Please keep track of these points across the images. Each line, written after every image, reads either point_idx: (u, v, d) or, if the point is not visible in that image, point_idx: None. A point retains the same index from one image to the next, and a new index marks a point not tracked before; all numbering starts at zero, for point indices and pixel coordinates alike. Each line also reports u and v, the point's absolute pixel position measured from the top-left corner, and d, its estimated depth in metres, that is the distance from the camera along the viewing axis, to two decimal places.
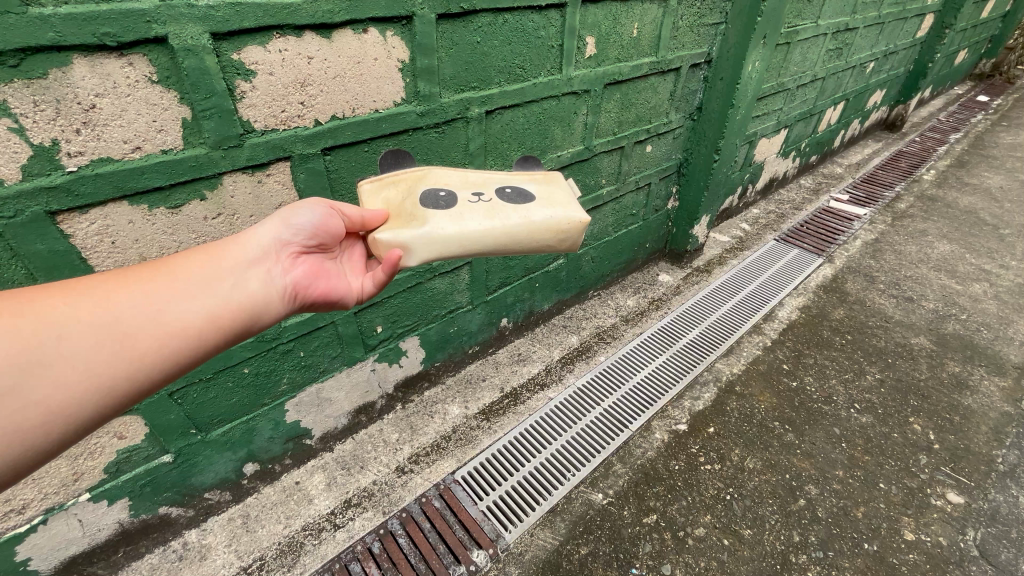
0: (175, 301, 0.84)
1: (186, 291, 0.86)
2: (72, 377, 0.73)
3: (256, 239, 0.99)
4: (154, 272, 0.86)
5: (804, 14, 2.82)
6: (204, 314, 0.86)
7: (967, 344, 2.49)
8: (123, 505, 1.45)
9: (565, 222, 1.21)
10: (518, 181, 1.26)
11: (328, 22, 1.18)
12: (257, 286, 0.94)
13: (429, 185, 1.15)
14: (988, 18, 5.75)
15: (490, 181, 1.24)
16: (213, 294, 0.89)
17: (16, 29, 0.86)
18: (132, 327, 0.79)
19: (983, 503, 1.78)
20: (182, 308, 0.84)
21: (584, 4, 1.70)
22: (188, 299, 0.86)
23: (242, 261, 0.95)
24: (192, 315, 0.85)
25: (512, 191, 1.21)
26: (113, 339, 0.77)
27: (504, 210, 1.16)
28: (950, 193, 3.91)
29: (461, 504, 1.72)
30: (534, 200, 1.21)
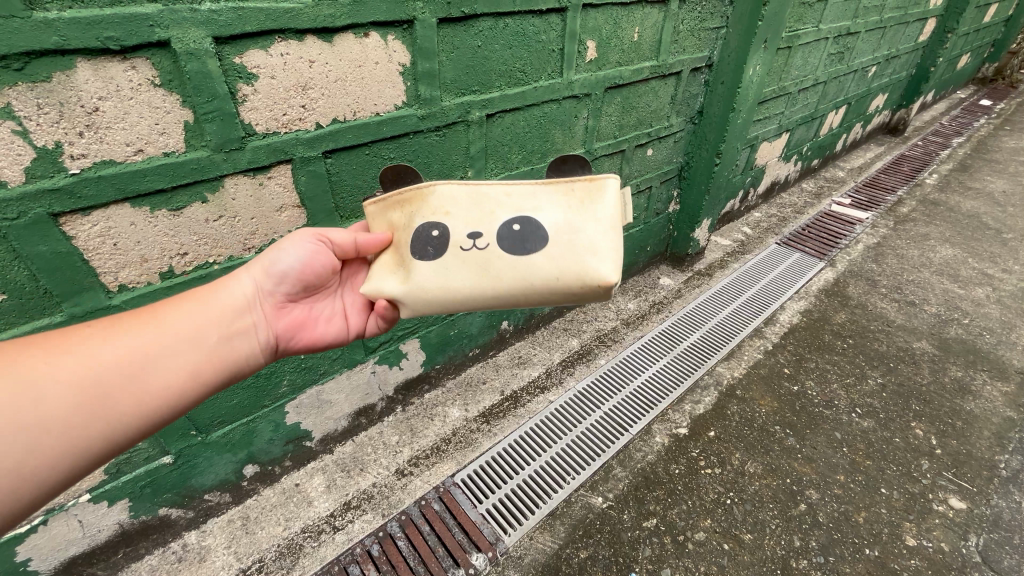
0: (159, 357, 0.90)
1: (168, 347, 0.92)
2: (51, 436, 0.77)
3: (242, 287, 1.07)
4: (139, 326, 0.92)
5: (805, 18, 2.82)
6: (184, 371, 0.93)
7: (969, 348, 2.49)
8: (123, 506, 1.45)
9: (569, 279, 1.11)
10: (535, 207, 1.12)
11: (330, 26, 1.19)
12: (240, 341, 1.03)
13: (429, 222, 1.11)
14: (989, 23, 5.75)
15: (501, 207, 1.12)
16: (195, 348, 0.95)
17: (20, 33, 0.87)
18: (110, 387, 0.84)
19: (986, 509, 1.77)
20: (164, 368, 0.90)
21: (584, 8, 1.71)
22: (171, 354, 0.92)
23: (226, 311, 1.03)
24: (174, 372, 0.91)
25: (518, 230, 1.10)
26: (93, 398, 0.82)
27: (498, 265, 1.11)
28: (953, 197, 3.90)
29: (460, 507, 1.72)
30: (541, 246, 1.11)
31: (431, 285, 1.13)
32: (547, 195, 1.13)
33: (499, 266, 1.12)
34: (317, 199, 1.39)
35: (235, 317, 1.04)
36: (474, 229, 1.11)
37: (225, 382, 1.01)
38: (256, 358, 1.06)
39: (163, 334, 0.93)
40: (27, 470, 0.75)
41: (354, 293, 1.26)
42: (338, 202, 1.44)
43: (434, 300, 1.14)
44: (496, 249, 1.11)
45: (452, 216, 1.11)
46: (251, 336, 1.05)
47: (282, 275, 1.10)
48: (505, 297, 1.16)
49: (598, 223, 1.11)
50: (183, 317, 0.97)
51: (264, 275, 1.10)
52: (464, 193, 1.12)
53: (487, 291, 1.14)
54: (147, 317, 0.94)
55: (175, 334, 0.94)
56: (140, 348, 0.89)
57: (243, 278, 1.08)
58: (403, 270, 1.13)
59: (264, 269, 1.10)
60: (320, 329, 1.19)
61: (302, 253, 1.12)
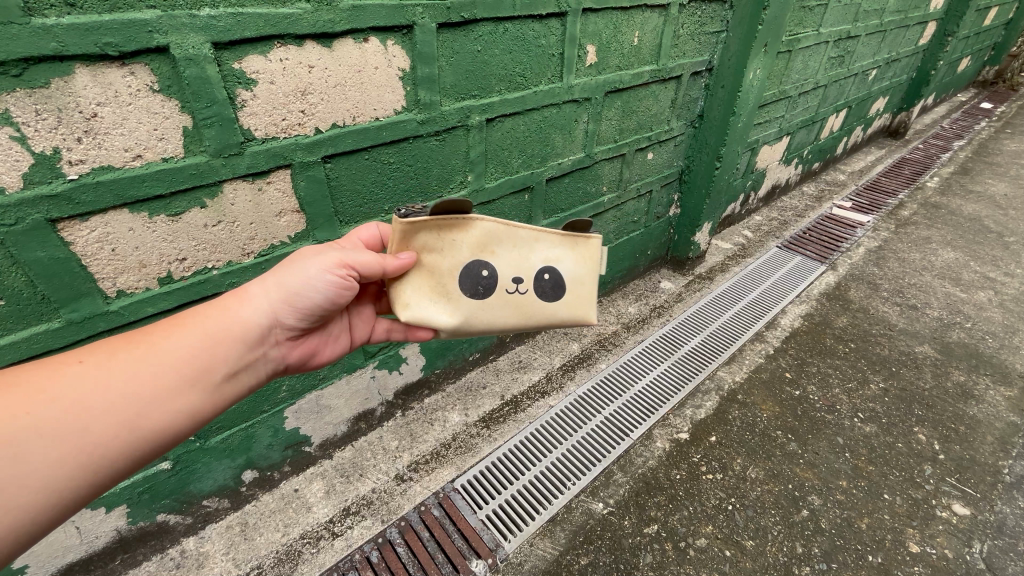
0: (158, 401, 0.88)
1: (166, 389, 0.89)
2: (42, 488, 0.76)
3: (257, 317, 1.02)
4: (143, 364, 0.89)
5: (805, 22, 2.83)
6: (186, 411, 0.92)
7: (972, 352, 2.47)
8: (121, 513, 1.45)
9: (584, 318, 1.30)
10: (564, 257, 1.22)
11: (329, 32, 1.19)
12: (245, 373, 1.02)
13: (472, 262, 1.14)
14: (989, 26, 5.76)
15: (536, 253, 1.18)
16: (197, 388, 0.93)
17: (18, 39, 0.87)
18: (108, 433, 0.83)
19: (990, 514, 1.75)
20: (161, 413, 0.88)
21: (584, 13, 1.71)
22: (169, 397, 0.89)
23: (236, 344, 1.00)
24: (175, 413, 0.90)
25: (552, 277, 1.21)
26: (89, 445, 0.81)
27: (537, 308, 1.22)
28: (954, 200, 3.89)
29: (460, 513, 1.71)
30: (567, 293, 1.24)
31: (471, 324, 1.20)
32: (574, 245, 1.22)
33: (533, 308, 1.23)
34: (317, 203, 1.38)
35: (246, 350, 1.01)
36: (517, 274, 1.18)
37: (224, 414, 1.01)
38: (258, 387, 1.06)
39: (163, 374, 0.90)
40: (19, 521, 0.75)
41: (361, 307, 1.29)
42: (337, 206, 1.43)
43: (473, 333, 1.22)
44: (534, 295, 1.21)
45: (494, 258, 1.15)
46: (256, 367, 1.04)
47: (298, 303, 1.05)
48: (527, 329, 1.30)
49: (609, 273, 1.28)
50: (190, 353, 0.94)
51: (281, 303, 1.05)
52: (503, 232, 1.14)
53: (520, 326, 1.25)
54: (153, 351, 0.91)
55: (180, 375, 0.91)
56: (141, 391, 0.87)
57: (258, 305, 1.03)
58: (444, 302, 1.16)
59: (281, 298, 1.04)
60: (328, 349, 1.21)
61: (324, 282, 1.05)
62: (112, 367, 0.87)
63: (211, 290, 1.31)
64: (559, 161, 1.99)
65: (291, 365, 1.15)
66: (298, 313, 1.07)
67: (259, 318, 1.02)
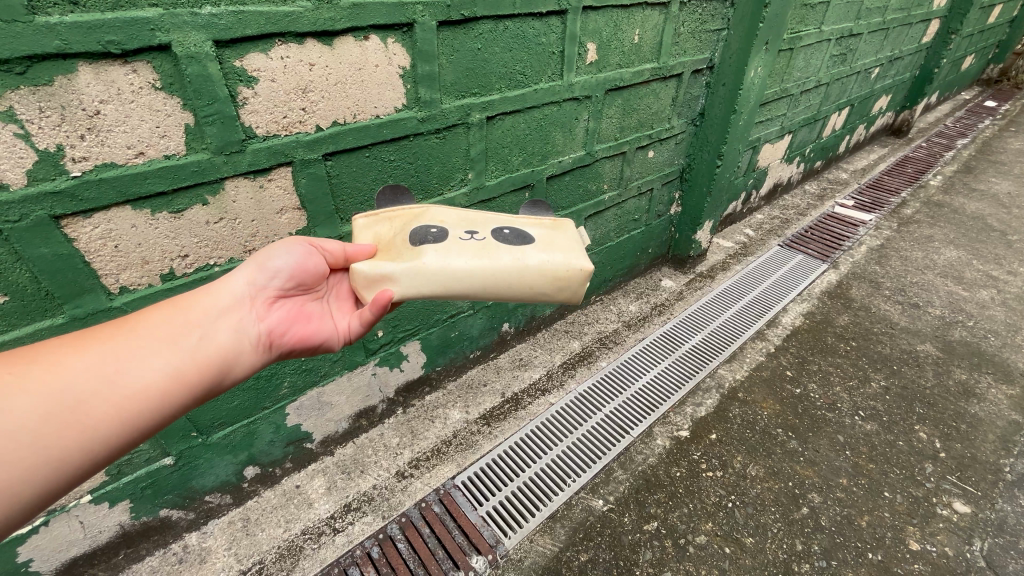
0: (138, 358, 0.84)
1: (145, 348, 0.86)
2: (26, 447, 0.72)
3: (231, 286, 1.01)
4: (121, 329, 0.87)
5: (807, 20, 2.82)
6: (169, 368, 0.87)
7: (974, 351, 2.47)
8: (124, 507, 1.46)
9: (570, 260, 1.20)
10: (522, 224, 1.27)
11: (329, 29, 1.20)
12: (229, 336, 0.96)
13: (425, 224, 1.18)
14: (994, 24, 5.73)
15: (490, 222, 1.24)
16: (177, 347, 0.89)
17: (22, 37, 0.88)
18: (88, 390, 0.78)
19: (991, 513, 1.75)
20: (145, 369, 0.84)
21: (584, 11, 1.71)
22: (150, 355, 0.86)
23: (213, 310, 0.97)
24: (159, 370, 0.85)
25: (509, 233, 1.22)
26: (68, 403, 0.77)
27: (503, 251, 1.16)
28: (957, 199, 3.88)
29: (460, 509, 1.72)
30: (532, 242, 1.21)
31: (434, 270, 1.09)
32: (528, 221, 1.29)
33: (500, 252, 1.16)
34: (317, 201, 1.39)
35: (224, 315, 0.97)
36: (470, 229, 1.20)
37: (215, 387, 0.94)
38: (246, 355, 0.98)
39: (137, 336, 0.87)
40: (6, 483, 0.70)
41: (340, 299, 1.18)
42: (338, 204, 1.44)
43: (439, 284, 1.10)
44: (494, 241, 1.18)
45: (446, 221, 1.20)
46: (241, 333, 0.98)
47: (273, 272, 1.06)
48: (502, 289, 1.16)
49: (569, 234, 1.28)
50: (162, 319, 0.91)
51: (256, 274, 1.04)
52: (455, 211, 1.24)
53: (491, 270, 1.13)
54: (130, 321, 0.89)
55: (156, 336, 0.88)
56: (119, 350, 0.84)
57: (233, 278, 1.03)
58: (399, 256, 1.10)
59: (255, 269, 1.05)
60: (316, 325, 1.11)
61: (294, 251, 1.08)
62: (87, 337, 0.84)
63: None
64: (559, 158, 1.99)
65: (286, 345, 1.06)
66: (267, 279, 1.05)
67: (228, 287, 1.01)
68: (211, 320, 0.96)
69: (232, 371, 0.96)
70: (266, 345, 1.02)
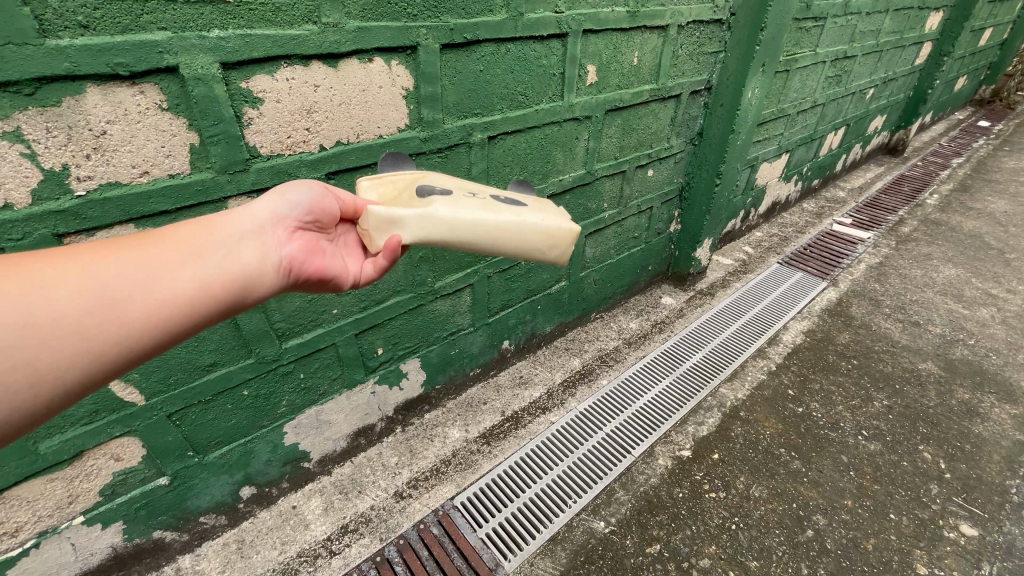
0: (163, 267, 0.78)
1: (170, 258, 0.80)
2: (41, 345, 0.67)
3: (254, 212, 0.94)
4: (129, 243, 0.79)
5: (802, 43, 2.88)
6: (193, 281, 0.80)
7: (976, 370, 2.46)
8: (117, 529, 1.43)
9: (564, 222, 1.17)
10: (516, 197, 1.26)
11: (335, 52, 1.22)
12: (250, 257, 0.88)
13: (428, 183, 1.15)
14: (985, 46, 5.84)
15: (486, 191, 1.22)
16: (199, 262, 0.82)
17: (33, 59, 0.89)
18: (116, 295, 0.73)
19: (999, 536, 1.73)
20: (170, 278, 0.78)
21: (585, 34, 1.75)
22: (175, 265, 0.79)
23: (233, 231, 0.89)
24: (181, 283, 0.79)
25: (506, 200, 1.19)
26: (95, 306, 0.72)
27: (505, 209, 1.13)
28: (954, 217, 3.91)
29: (459, 531, 1.69)
30: (528, 207, 1.18)
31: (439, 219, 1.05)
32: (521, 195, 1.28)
33: (500, 209, 1.13)
34: None
35: (248, 236, 0.90)
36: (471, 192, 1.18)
37: (234, 303, 0.86)
38: (268, 278, 0.91)
39: (166, 248, 0.81)
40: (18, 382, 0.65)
41: (350, 246, 1.13)
42: None
43: (443, 227, 1.04)
44: (494, 202, 1.15)
45: (447, 184, 1.17)
46: (263, 255, 0.90)
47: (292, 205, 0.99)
48: (502, 244, 1.11)
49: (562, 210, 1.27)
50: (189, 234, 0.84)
51: (276, 204, 0.97)
52: (452, 180, 1.22)
53: (491, 222, 1.09)
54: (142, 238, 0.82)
55: (183, 249, 0.82)
56: (142, 260, 0.78)
57: (256, 205, 0.96)
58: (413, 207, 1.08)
59: (274, 199, 0.97)
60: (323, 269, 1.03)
61: (311, 191, 1.02)
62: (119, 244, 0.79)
63: None
64: (560, 177, 2.01)
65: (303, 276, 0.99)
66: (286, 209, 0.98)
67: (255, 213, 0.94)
68: (231, 241, 0.88)
69: (251, 294, 0.89)
70: (283, 272, 0.95)
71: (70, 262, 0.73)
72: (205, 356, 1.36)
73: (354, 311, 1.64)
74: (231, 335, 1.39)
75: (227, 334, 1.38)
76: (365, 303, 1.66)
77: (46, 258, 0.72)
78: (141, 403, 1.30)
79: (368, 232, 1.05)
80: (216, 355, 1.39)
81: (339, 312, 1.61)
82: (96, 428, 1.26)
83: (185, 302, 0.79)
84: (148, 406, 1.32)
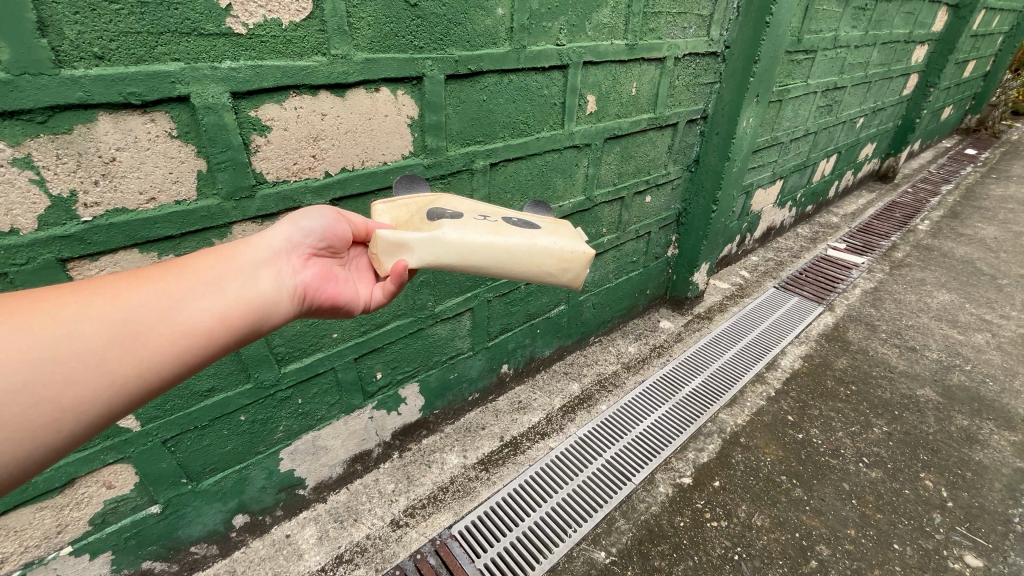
0: (185, 298, 0.79)
1: (191, 288, 0.80)
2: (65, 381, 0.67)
3: (271, 238, 0.95)
4: (149, 274, 0.79)
5: (794, 74, 2.96)
6: (214, 311, 0.81)
7: (973, 396, 2.46)
8: (105, 559, 1.39)
9: (574, 242, 1.18)
10: (527, 217, 1.27)
11: (342, 82, 1.24)
12: (268, 284, 0.89)
13: (438, 206, 1.16)
14: (969, 78, 6.02)
15: (497, 212, 1.24)
16: (219, 292, 0.83)
17: (48, 89, 0.90)
18: (138, 328, 0.74)
19: (1004, 567, 1.71)
20: (192, 309, 0.78)
21: (585, 65, 1.79)
22: (197, 296, 0.80)
23: (249, 259, 0.90)
24: (202, 313, 0.79)
25: (516, 220, 1.21)
26: (117, 340, 0.72)
27: (514, 232, 1.14)
28: (946, 243, 3.97)
29: (457, 562, 1.65)
30: (537, 227, 1.20)
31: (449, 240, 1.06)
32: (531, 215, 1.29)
33: (510, 230, 1.14)
34: None
35: (265, 264, 0.91)
36: (481, 214, 1.19)
37: (251, 331, 0.87)
38: (284, 305, 0.91)
39: (189, 278, 0.81)
40: (39, 421, 0.66)
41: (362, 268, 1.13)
42: None
43: (453, 252, 1.06)
44: (504, 223, 1.17)
45: (458, 207, 1.19)
46: (279, 282, 0.91)
47: (307, 231, 1.00)
48: (511, 267, 1.13)
49: (573, 229, 1.28)
50: (210, 263, 0.85)
51: (290, 230, 0.98)
52: (463, 201, 1.24)
53: (500, 245, 1.10)
54: (165, 267, 0.82)
55: (204, 279, 0.83)
56: (165, 292, 0.78)
57: (273, 232, 0.96)
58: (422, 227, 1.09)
59: (288, 224, 0.98)
60: (336, 293, 1.03)
61: (326, 216, 1.03)
62: (142, 274, 0.79)
63: None
64: (560, 203, 2.03)
65: (316, 301, 0.99)
66: (299, 235, 0.99)
67: (271, 240, 0.95)
68: (248, 268, 0.89)
69: (267, 321, 0.89)
70: (299, 298, 0.95)
71: (92, 295, 0.73)
72: (203, 381, 1.35)
73: (354, 335, 1.63)
74: (230, 359, 1.38)
75: (226, 358, 1.37)
76: (365, 327, 1.65)
77: (70, 292, 0.73)
78: (137, 428, 1.28)
79: (377, 256, 1.06)
80: (214, 380, 1.37)
81: (339, 336, 1.60)
82: (90, 455, 1.23)
83: (207, 332, 0.79)
84: (144, 432, 1.29)
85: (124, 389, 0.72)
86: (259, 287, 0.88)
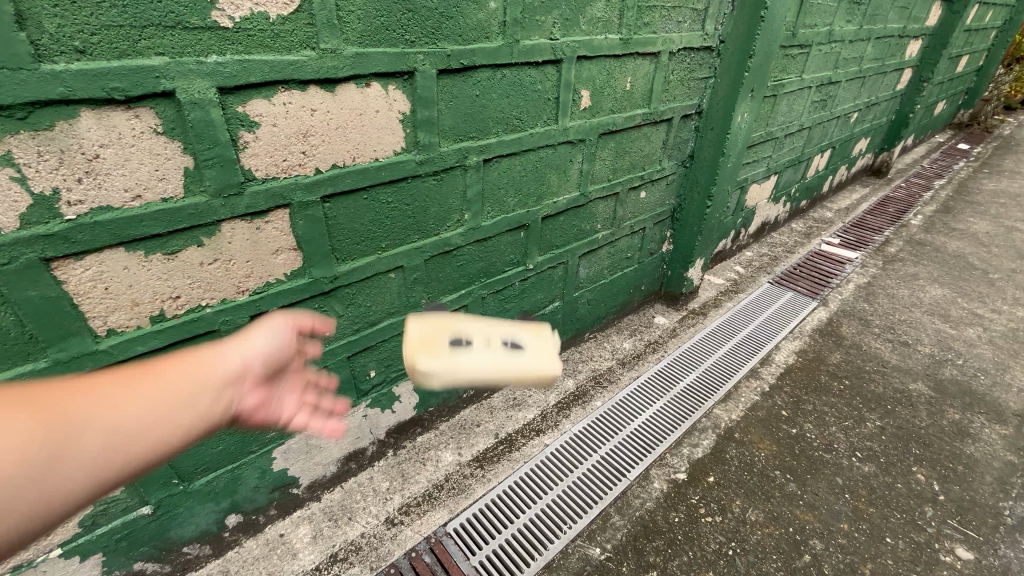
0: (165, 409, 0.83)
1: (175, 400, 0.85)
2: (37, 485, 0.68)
3: (238, 349, 1.00)
4: (135, 381, 0.84)
5: (789, 68, 2.95)
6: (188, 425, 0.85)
7: (965, 390, 2.48)
8: (96, 561, 1.38)
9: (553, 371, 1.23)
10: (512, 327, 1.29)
11: (332, 77, 1.22)
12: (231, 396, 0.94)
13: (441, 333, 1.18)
14: (962, 72, 6.04)
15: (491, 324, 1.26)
16: (196, 403, 0.88)
17: (27, 84, 0.88)
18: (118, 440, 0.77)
19: (994, 559, 1.72)
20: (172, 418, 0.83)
21: (579, 60, 1.77)
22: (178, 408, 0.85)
23: (219, 367, 0.95)
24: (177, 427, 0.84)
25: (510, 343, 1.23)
26: (94, 451, 0.75)
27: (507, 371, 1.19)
28: (938, 237, 3.99)
29: (452, 559, 1.65)
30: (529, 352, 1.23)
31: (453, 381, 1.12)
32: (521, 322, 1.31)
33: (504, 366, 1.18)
34: (314, 242, 1.38)
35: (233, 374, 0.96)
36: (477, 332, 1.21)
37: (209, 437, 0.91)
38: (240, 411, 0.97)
39: (166, 386, 0.86)
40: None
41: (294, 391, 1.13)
42: (335, 244, 1.43)
43: (466, 378, 1.12)
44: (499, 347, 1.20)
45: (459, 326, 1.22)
46: (239, 395, 0.96)
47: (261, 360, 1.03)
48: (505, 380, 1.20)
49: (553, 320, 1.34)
50: (187, 374, 0.90)
51: (253, 345, 1.03)
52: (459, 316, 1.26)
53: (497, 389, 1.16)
54: (142, 373, 0.86)
55: (181, 388, 0.87)
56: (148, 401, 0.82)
57: (243, 342, 1.02)
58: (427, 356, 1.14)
59: (251, 338, 1.03)
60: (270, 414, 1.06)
61: (280, 336, 1.08)
62: (121, 381, 0.83)
63: (203, 328, 1.28)
64: (555, 199, 2.02)
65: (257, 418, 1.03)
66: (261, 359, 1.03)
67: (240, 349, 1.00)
68: (218, 377, 0.94)
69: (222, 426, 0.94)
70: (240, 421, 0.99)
71: (82, 398, 0.78)
72: None
73: (347, 333, 1.62)
74: None
75: None
76: (358, 325, 1.64)
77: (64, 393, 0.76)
78: None
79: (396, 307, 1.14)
80: None
81: (332, 335, 1.58)
82: None
83: (192, 433, 0.85)
84: None
85: (108, 487, 0.77)
86: (225, 397, 0.93)
